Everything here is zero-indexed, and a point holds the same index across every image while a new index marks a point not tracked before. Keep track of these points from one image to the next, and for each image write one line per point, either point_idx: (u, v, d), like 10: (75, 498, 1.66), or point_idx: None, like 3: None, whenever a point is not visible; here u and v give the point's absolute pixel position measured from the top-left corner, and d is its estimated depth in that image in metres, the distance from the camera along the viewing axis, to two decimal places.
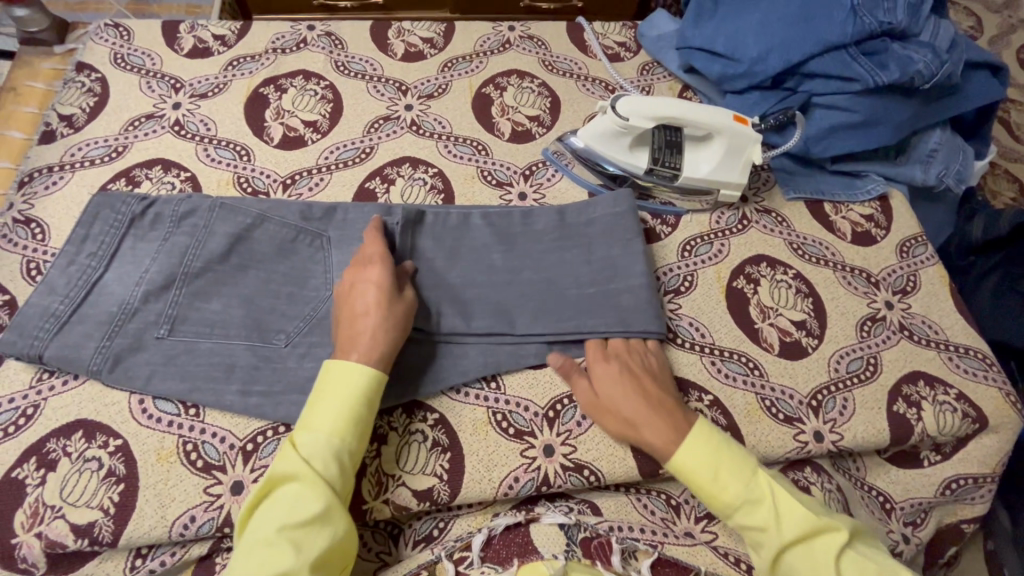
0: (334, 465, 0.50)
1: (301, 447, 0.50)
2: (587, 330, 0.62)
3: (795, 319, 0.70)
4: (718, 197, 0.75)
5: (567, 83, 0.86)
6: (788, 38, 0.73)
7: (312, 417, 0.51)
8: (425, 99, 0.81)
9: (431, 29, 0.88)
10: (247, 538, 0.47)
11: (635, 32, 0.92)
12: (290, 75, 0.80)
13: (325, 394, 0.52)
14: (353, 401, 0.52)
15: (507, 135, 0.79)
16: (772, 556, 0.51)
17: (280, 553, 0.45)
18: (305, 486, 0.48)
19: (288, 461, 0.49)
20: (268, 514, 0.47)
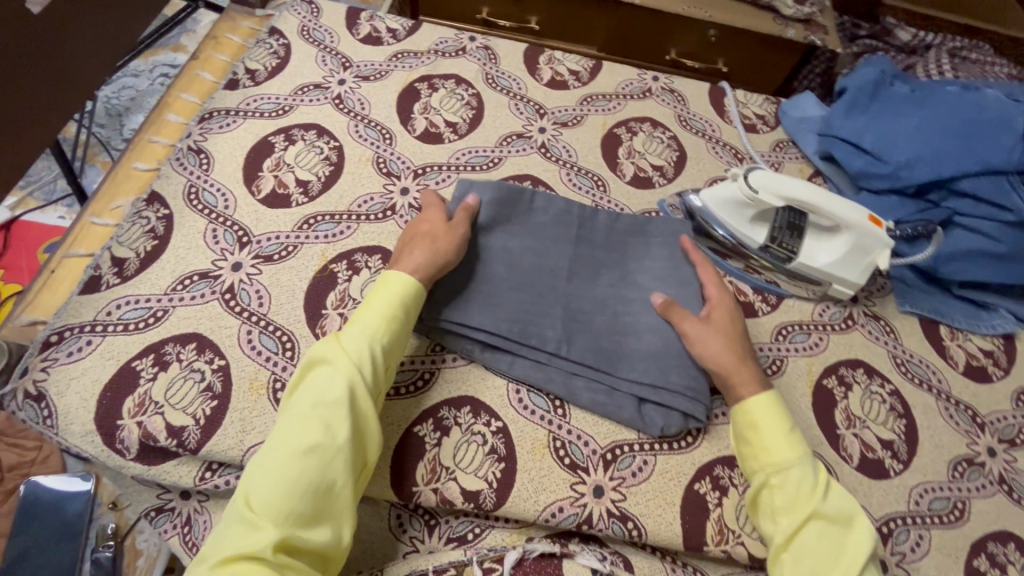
0: (370, 359, 0.54)
1: (344, 340, 0.55)
2: (661, 386, 0.63)
3: (882, 436, 0.66)
4: (828, 289, 0.73)
5: (698, 142, 0.87)
6: (946, 150, 0.70)
7: (364, 318, 0.57)
8: (559, 125, 0.85)
9: (580, 63, 0.93)
10: (296, 403, 0.52)
11: (777, 108, 0.92)
12: (445, 77, 0.87)
13: (381, 301, 0.58)
14: (403, 304, 0.58)
15: (629, 178, 0.81)
16: (800, 522, 0.53)
17: (315, 424, 0.50)
18: (344, 373, 0.53)
19: (331, 350, 0.54)
20: (321, 398, 0.52)
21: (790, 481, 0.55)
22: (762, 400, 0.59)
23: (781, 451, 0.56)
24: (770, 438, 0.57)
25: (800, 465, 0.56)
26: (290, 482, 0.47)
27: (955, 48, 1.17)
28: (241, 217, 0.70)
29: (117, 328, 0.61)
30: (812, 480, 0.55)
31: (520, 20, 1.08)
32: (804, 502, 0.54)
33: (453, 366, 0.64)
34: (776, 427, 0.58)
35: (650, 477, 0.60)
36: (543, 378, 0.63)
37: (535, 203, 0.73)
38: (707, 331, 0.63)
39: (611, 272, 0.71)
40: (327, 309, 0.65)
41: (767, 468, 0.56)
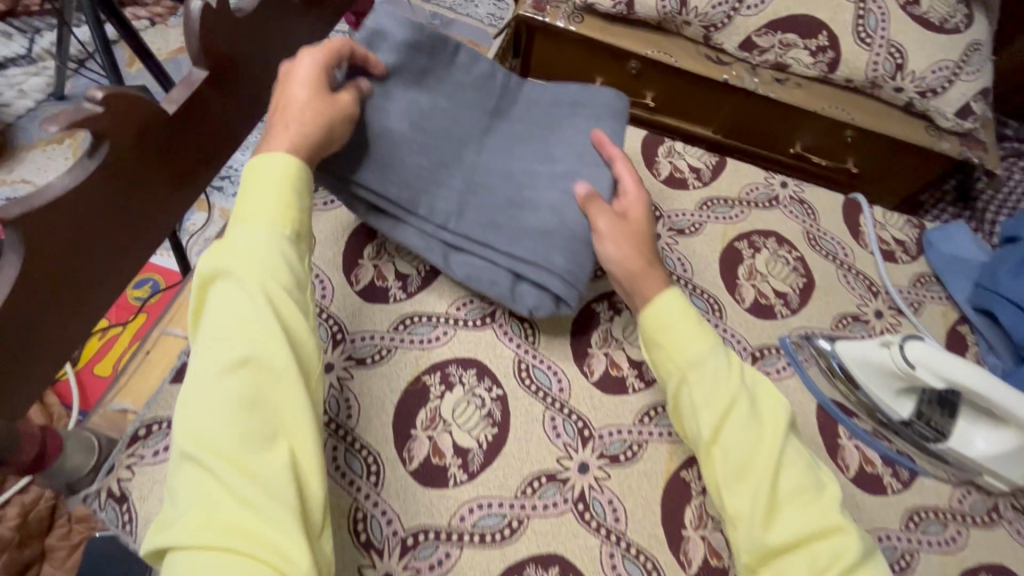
0: (276, 256, 0.48)
1: (235, 239, 0.48)
2: (541, 262, 0.60)
3: None
4: (975, 476, 0.64)
5: (828, 267, 0.78)
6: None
7: (250, 215, 0.50)
8: (675, 232, 0.78)
9: (702, 159, 0.85)
10: (205, 352, 0.45)
11: (921, 234, 0.82)
12: None
13: (262, 188, 0.50)
14: (293, 189, 0.51)
15: (749, 304, 0.73)
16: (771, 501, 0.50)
17: (233, 363, 0.44)
18: (243, 284, 0.47)
19: (223, 255, 0.48)
20: (251, 292, 0.46)
21: (684, 342, 0.57)
22: (705, 366, 0.56)
23: (660, 316, 0.59)
24: (671, 319, 0.58)
25: (702, 346, 0.57)
26: (234, 479, 0.41)
27: None
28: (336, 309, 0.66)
29: None
30: (762, 436, 0.53)
31: (635, 93, 1.00)
32: (770, 452, 0.52)
33: (544, 515, 0.58)
34: (685, 312, 0.59)
35: None
36: (424, 246, 0.63)
37: (458, 58, 0.65)
38: (619, 232, 0.60)
39: (527, 151, 0.66)
40: (416, 429, 0.60)
41: (655, 334, 0.59)
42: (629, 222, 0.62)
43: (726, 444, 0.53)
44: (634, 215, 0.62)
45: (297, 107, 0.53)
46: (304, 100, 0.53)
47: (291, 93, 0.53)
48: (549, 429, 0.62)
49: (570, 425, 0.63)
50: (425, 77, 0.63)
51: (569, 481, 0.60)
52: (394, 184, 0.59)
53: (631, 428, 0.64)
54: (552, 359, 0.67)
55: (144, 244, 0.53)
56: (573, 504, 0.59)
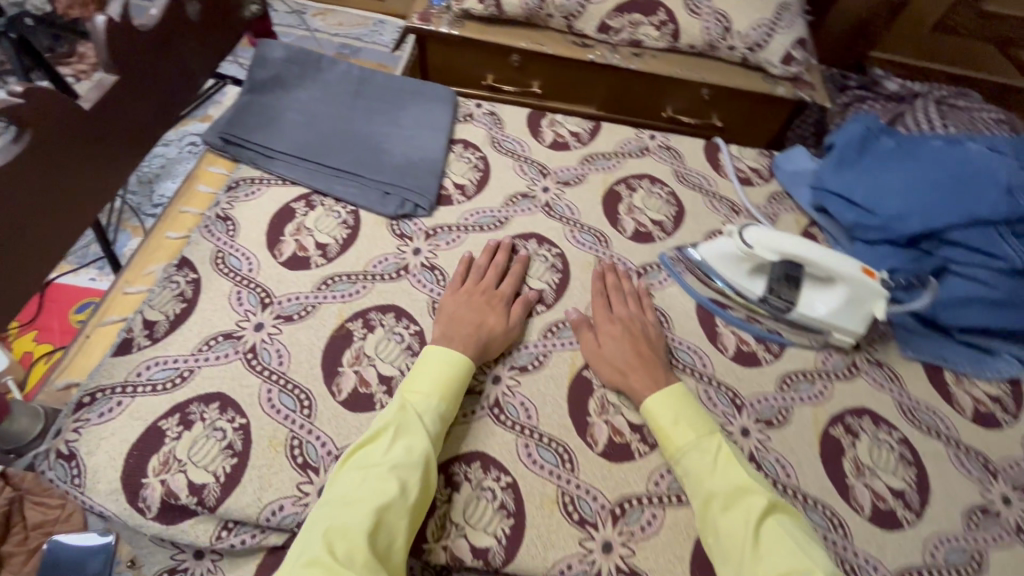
0: (437, 423, 0.61)
1: (415, 405, 0.61)
2: (399, 182, 0.84)
3: (893, 486, 0.66)
4: (830, 339, 0.75)
5: (695, 196, 0.91)
6: (934, 202, 0.72)
7: (426, 391, 0.63)
8: (561, 185, 0.90)
9: (580, 125, 0.99)
10: (359, 465, 0.57)
11: (771, 161, 0.96)
12: (453, 142, 0.93)
13: (429, 370, 0.64)
14: (453, 376, 0.64)
15: (629, 233, 0.85)
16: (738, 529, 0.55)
17: (385, 483, 0.54)
18: (411, 437, 0.58)
19: (398, 414, 0.60)
20: (408, 446, 0.57)
21: (693, 466, 0.60)
22: (665, 406, 0.64)
23: (679, 438, 0.62)
24: (671, 429, 0.63)
25: (705, 452, 0.61)
26: (336, 550, 0.49)
27: (942, 96, 1.23)
28: (263, 279, 0.74)
29: (146, 389, 0.64)
30: (707, 457, 0.60)
31: (523, 84, 1.15)
32: (747, 540, 0.54)
33: (464, 422, 0.66)
34: (681, 418, 0.63)
35: (658, 532, 0.61)
36: (359, 193, 0.83)
37: (323, 64, 0.93)
38: (463, 308, 0.71)
39: (386, 124, 0.91)
40: (342, 367, 0.68)
41: (676, 456, 0.62)
42: (456, 316, 0.71)
43: (720, 537, 0.56)
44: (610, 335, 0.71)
45: (466, 324, 0.69)
46: (484, 328, 0.70)
47: (469, 316, 0.70)
48: None
49: None
50: (302, 79, 0.91)
51: (485, 392, 0.69)
52: (332, 157, 0.85)
53: (537, 342, 0.73)
54: None
55: (71, 224, 0.61)
56: (489, 409, 0.68)
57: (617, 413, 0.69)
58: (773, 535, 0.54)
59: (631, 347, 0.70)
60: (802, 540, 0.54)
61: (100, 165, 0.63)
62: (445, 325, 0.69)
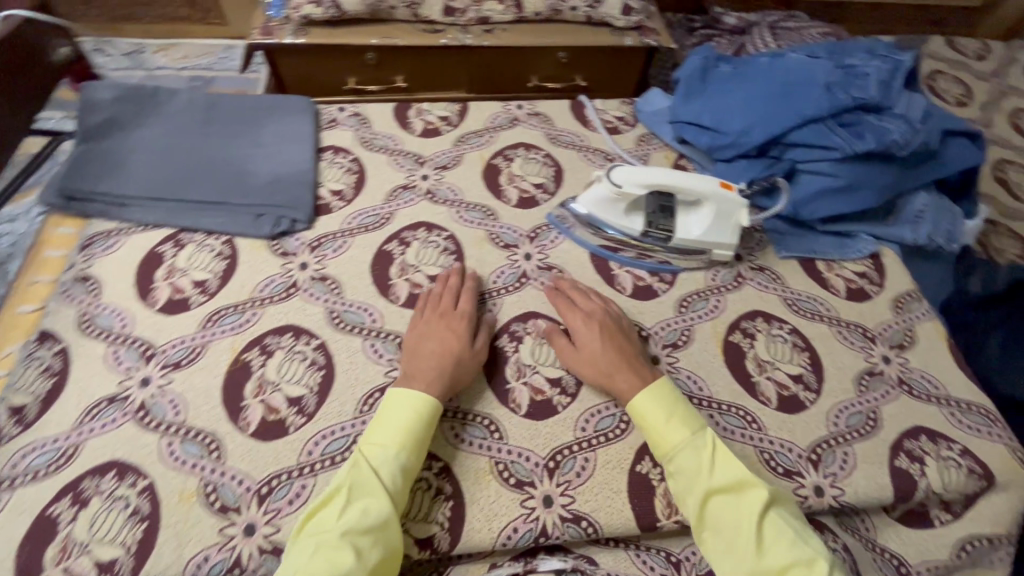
0: (397, 479, 0.57)
1: (372, 458, 0.57)
2: (271, 201, 0.81)
3: (792, 373, 0.72)
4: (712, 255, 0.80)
5: (570, 154, 0.94)
6: (769, 113, 0.79)
7: (384, 439, 0.59)
8: (440, 170, 0.90)
9: (447, 109, 0.99)
10: (313, 535, 0.53)
11: (632, 108, 1.01)
12: (322, 150, 0.91)
13: (387, 419, 0.60)
14: (416, 425, 0.60)
15: (514, 202, 0.87)
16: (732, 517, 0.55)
17: (344, 554, 0.51)
18: (373, 497, 0.55)
19: (359, 472, 0.56)
20: (365, 509, 0.54)
21: (682, 466, 0.59)
22: (647, 393, 0.63)
23: (668, 437, 0.60)
24: (659, 429, 0.61)
25: (689, 447, 0.59)
26: None
27: (774, 22, 1.34)
28: (141, 332, 0.70)
29: (27, 478, 0.58)
30: (702, 455, 0.59)
31: (386, 81, 1.14)
32: (752, 537, 0.54)
33: None
34: (660, 415, 0.61)
35: (593, 474, 0.63)
36: (231, 220, 0.80)
37: (162, 99, 0.89)
38: (429, 336, 0.68)
39: (246, 146, 0.88)
40: (246, 400, 0.65)
41: (665, 456, 0.60)
42: (421, 346, 0.67)
43: (721, 530, 0.56)
44: (587, 334, 0.69)
45: (431, 357, 0.65)
46: (447, 354, 0.66)
47: (432, 348, 0.66)
48: (371, 353, 0.70)
49: (390, 344, 0.71)
50: (142, 116, 0.86)
51: None
52: (193, 190, 0.81)
53: None
54: (359, 300, 0.75)
55: None
56: None
57: (535, 373, 0.70)
58: (776, 526, 0.54)
59: (613, 349, 0.67)
60: (800, 530, 0.55)
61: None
62: (410, 360, 0.66)
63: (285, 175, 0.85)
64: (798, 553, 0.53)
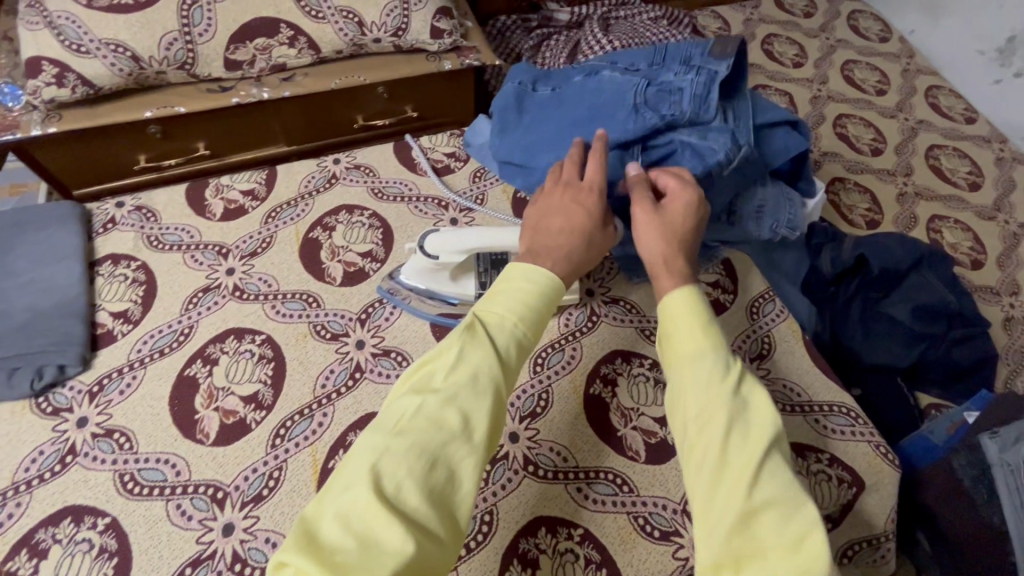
0: (513, 346, 0.55)
1: (490, 327, 0.55)
2: (26, 349, 0.66)
3: (658, 415, 0.68)
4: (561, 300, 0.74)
5: (398, 208, 0.84)
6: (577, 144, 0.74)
7: (510, 308, 0.57)
8: (247, 258, 0.78)
9: (252, 179, 0.86)
10: (387, 420, 0.50)
11: (462, 141, 0.93)
12: (97, 263, 0.76)
13: (534, 281, 0.58)
14: (547, 295, 0.58)
15: (339, 279, 0.77)
16: (740, 446, 0.49)
17: (410, 434, 0.48)
18: (484, 359, 0.52)
19: (475, 342, 0.53)
20: (474, 373, 0.51)
21: (699, 370, 0.54)
22: (685, 294, 0.59)
23: (693, 345, 0.55)
24: (680, 336, 0.56)
25: (711, 357, 0.54)
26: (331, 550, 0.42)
27: (605, 13, 1.30)
28: None
29: None
30: (732, 376, 0.53)
31: (186, 150, 0.99)
32: (753, 471, 0.48)
33: None
34: (692, 323, 0.56)
35: None
36: None
37: None
38: (570, 207, 0.64)
39: None
40: None
41: (678, 359, 0.56)
42: (588, 206, 0.65)
43: (712, 446, 0.50)
44: (675, 206, 0.65)
45: (557, 235, 0.63)
46: (573, 230, 0.63)
47: (557, 222, 0.64)
48: (177, 518, 0.58)
49: (200, 499, 0.59)
50: None
51: (215, 552, 0.57)
52: None
53: (265, 460, 0.62)
54: (157, 451, 0.62)
55: None
56: (228, 571, 0.56)
57: None
58: (778, 467, 0.49)
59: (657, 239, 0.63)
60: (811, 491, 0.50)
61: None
62: (535, 237, 0.64)
63: (44, 309, 0.70)
64: (790, 493, 0.47)
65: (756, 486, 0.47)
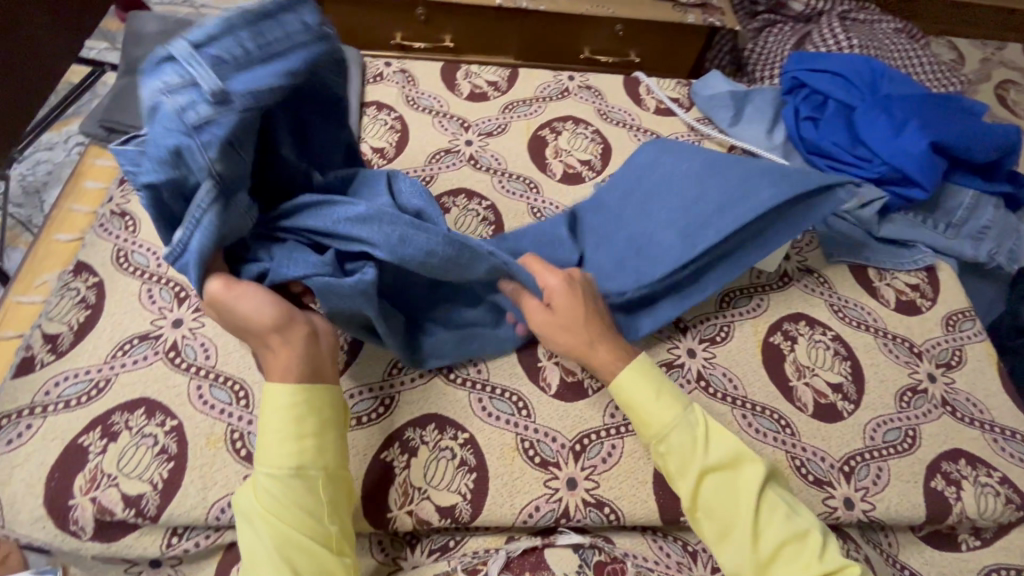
0: (284, 487, 0.48)
1: (257, 486, 0.49)
2: None
3: (831, 381, 0.70)
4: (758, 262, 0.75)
5: (620, 133, 0.90)
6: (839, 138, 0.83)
7: (266, 450, 0.49)
8: (484, 136, 0.87)
9: (496, 73, 0.96)
10: None
11: (689, 89, 0.96)
12: (365, 105, 0.88)
13: (274, 421, 0.50)
14: (301, 418, 0.50)
15: (559, 176, 0.84)
16: (721, 504, 0.53)
17: None
18: (272, 519, 0.47)
19: (246, 499, 0.49)
20: (274, 537, 0.47)
21: (674, 445, 0.55)
22: (636, 369, 0.58)
23: (660, 418, 0.56)
24: (649, 408, 0.57)
25: (677, 423, 0.56)
26: None
27: (843, 12, 1.25)
28: (175, 272, 0.69)
29: (58, 406, 0.59)
30: (692, 434, 0.55)
31: (434, 39, 1.18)
32: (747, 517, 0.52)
33: (412, 386, 0.64)
34: (645, 382, 0.58)
35: (619, 461, 0.62)
36: None
37: None
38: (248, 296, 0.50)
39: None
40: None
41: (655, 439, 0.56)
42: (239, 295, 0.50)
43: (712, 509, 0.53)
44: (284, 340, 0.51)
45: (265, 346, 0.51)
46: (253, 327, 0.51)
47: (243, 318, 0.50)
48: None
49: None
50: None
51: None
52: None
53: None
54: None
55: None
56: (437, 370, 0.65)
57: None
58: (772, 501, 0.53)
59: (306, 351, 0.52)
60: (793, 501, 0.55)
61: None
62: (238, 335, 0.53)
63: None
64: (794, 527, 0.52)
65: (767, 545, 0.51)
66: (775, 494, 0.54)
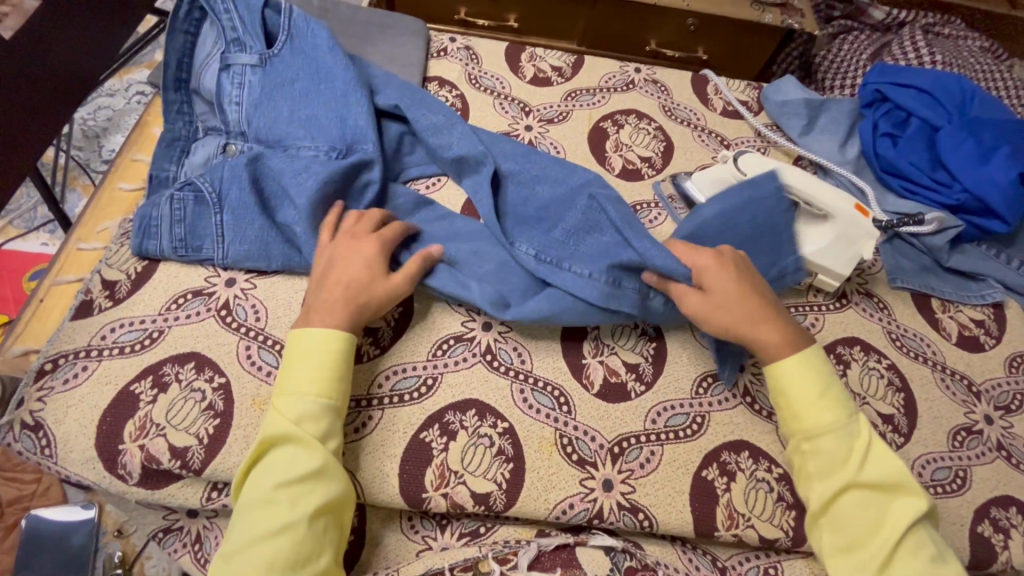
0: (324, 414, 0.53)
1: (289, 411, 0.52)
2: None
3: (883, 411, 0.67)
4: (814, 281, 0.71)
5: (684, 131, 0.87)
6: (914, 155, 0.80)
7: (304, 385, 0.53)
8: (544, 123, 0.85)
9: (562, 59, 0.93)
10: (248, 500, 0.50)
11: (759, 93, 0.92)
12: (427, 79, 0.87)
13: (314, 358, 0.54)
14: (340, 366, 0.55)
15: (618, 171, 0.82)
16: (853, 508, 0.53)
17: (280, 507, 0.48)
18: (303, 446, 0.50)
19: (274, 425, 0.51)
20: (313, 457, 0.50)
21: (823, 450, 0.55)
22: (794, 359, 0.58)
23: (816, 418, 0.56)
24: (808, 400, 0.57)
25: (839, 430, 0.55)
26: None
27: (927, 25, 1.19)
28: None
29: (113, 351, 0.60)
30: (850, 446, 0.55)
31: (498, 18, 1.17)
32: (885, 536, 0.51)
33: (455, 369, 0.64)
34: (813, 375, 0.57)
35: (658, 467, 0.61)
36: None
37: None
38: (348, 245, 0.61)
39: None
40: None
41: (801, 436, 0.56)
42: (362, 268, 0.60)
43: (846, 515, 0.53)
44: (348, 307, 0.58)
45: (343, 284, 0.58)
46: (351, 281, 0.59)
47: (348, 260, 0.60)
48: (451, 299, 0.68)
49: None
50: None
51: (475, 338, 0.66)
52: None
53: None
54: None
55: None
56: (480, 356, 0.65)
57: (612, 353, 0.67)
58: (918, 538, 0.52)
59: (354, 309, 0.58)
60: (943, 550, 0.52)
61: (18, 120, 0.66)
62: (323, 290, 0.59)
63: None
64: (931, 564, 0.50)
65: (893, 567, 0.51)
66: (924, 531, 0.52)
